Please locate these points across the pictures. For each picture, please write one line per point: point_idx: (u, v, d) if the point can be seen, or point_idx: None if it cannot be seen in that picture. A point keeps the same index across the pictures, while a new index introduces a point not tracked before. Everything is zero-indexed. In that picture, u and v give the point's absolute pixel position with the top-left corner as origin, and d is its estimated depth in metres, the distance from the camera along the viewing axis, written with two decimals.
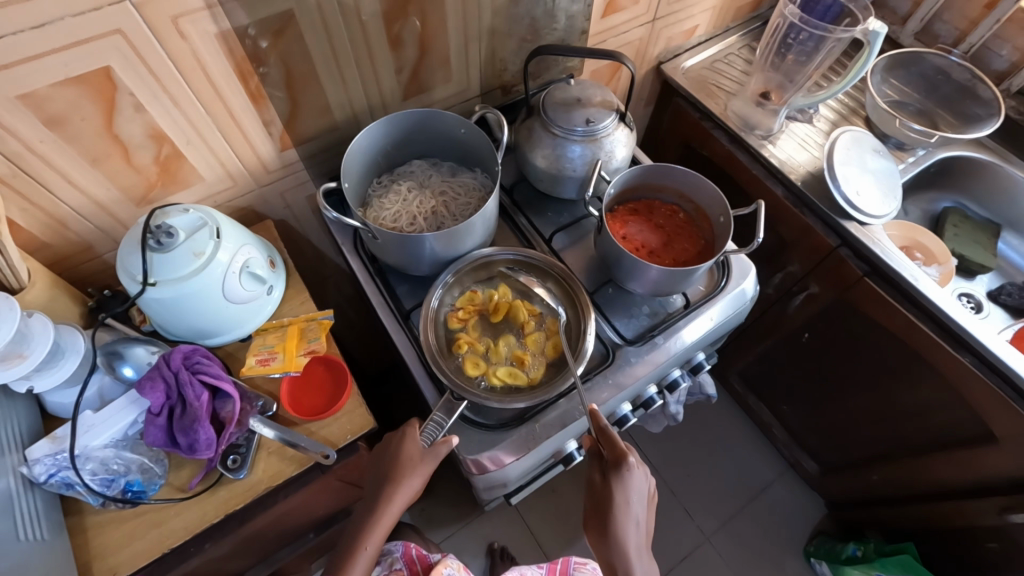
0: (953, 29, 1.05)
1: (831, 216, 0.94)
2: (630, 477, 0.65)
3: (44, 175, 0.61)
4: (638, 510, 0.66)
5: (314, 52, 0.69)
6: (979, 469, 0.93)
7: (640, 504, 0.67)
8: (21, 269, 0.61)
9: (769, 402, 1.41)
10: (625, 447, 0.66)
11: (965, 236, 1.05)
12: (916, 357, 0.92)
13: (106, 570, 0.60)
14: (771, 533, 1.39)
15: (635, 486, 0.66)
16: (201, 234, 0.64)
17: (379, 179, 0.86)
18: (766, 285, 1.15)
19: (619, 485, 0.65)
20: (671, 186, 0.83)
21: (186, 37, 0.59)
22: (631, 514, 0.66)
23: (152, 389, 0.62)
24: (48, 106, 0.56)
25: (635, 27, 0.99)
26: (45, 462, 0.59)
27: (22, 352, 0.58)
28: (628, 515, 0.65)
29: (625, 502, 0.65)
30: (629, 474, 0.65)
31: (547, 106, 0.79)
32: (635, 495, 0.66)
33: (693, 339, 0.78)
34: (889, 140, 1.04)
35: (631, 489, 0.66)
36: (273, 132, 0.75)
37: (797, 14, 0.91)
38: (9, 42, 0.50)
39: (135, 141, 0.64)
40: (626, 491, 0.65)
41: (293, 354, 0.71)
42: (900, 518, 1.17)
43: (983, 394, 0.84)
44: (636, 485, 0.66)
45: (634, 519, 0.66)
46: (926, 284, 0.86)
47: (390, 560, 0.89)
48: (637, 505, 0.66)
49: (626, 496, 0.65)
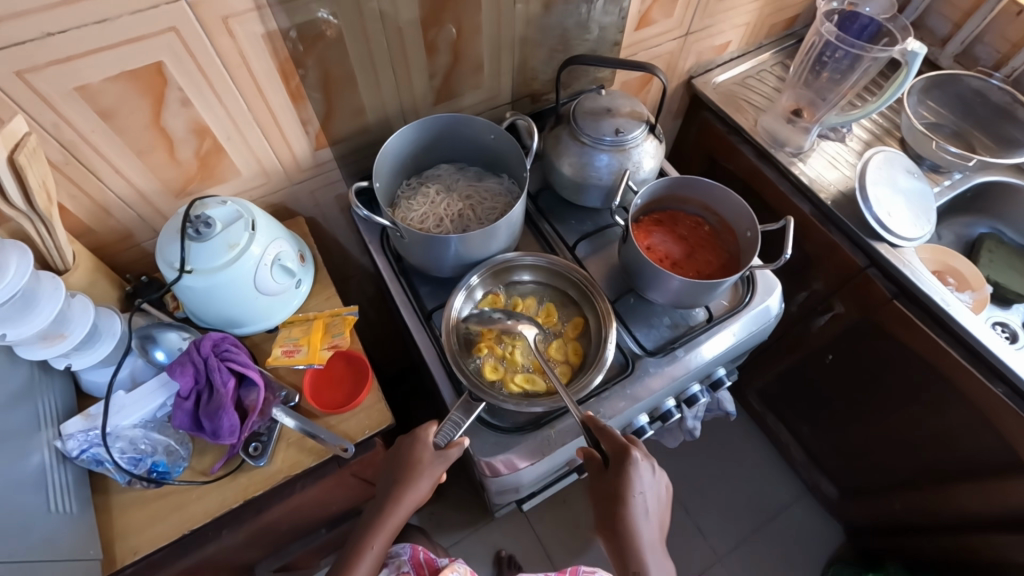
0: (994, 51, 1.03)
1: (859, 236, 0.92)
2: (635, 473, 0.61)
3: (92, 163, 0.64)
4: (649, 505, 0.63)
5: (352, 55, 0.71)
6: (1011, 503, 0.89)
7: (651, 496, 0.63)
8: (66, 252, 0.64)
9: (790, 424, 1.38)
10: (626, 441, 0.63)
11: (1000, 262, 1.02)
12: (946, 385, 0.89)
13: (127, 546, 0.62)
14: (786, 557, 1.36)
15: (643, 480, 0.62)
16: (237, 226, 0.66)
17: (408, 181, 0.88)
18: (790, 304, 1.14)
19: (625, 480, 0.62)
20: (699, 200, 0.83)
21: (234, 37, 0.62)
22: (641, 509, 0.62)
23: (181, 372, 0.64)
24: (102, 98, 0.59)
25: (666, 41, 1.00)
26: (78, 438, 0.61)
27: (64, 331, 0.60)
28: (638, 511, 0.62)
29: (634, 498, 0.62)
30: (635, 469, 0.61)
31: (577, 115, 0.80)
32: (644, 491, 0.62)
33: (713, 354, 0.77)
34: (924, 162, 1.02)
35: (639, 485, 0.62)
36: (309, 132, 0.78)
37: (832, 32, 0.91)
38: (72, 36, 0.53)
39: (180, 135, 0.67)
40: (633, 487, 0.62)
41: (318, 347, 0.73)
42: (922, 549, 1.13)
43: (1016, 425, 0.81)
44: (645, 479, 0.62)
45: (644, 513, 0.63)
46: (958, 310, 0.84)
47: (397, 563, 0.84)
48: (648, 499, 0.63)
49: (634, 493, 0.62)
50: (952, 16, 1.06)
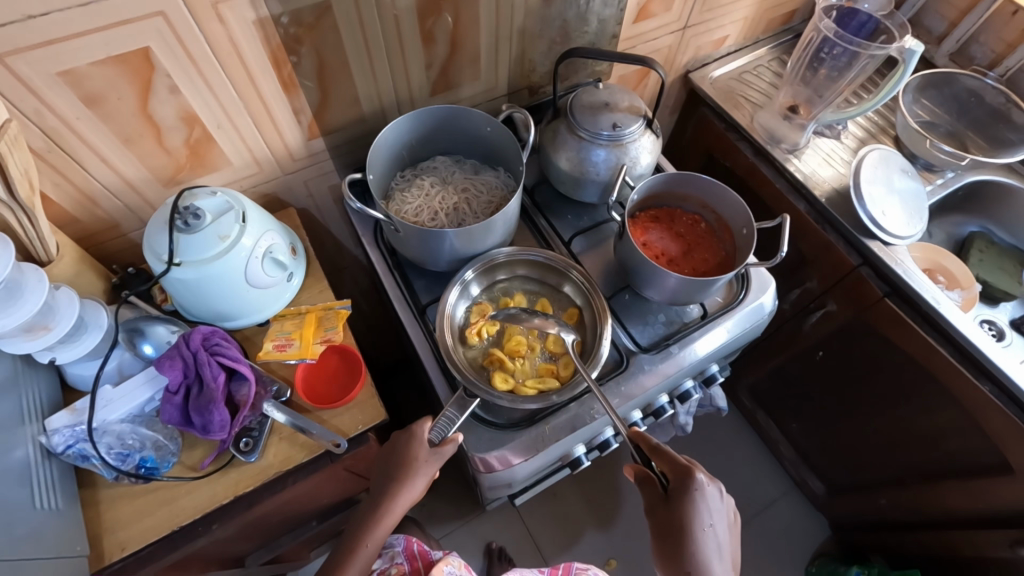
0: (990, 51, 1.03)
1: (853, 235, 0.93)
2: (700, 496, 0.62)
3: (77, 150, 0.62)
4: (717, 536, 0.62)
5: (346, 43, 0.70)
6: (993, 500, 0.91)
7: (719, 526, 0.62)
8: (50, 242, 0.62)
9: (779, 420, 1.39)
10: (688, 464, 0.64)
11: (989, 262, 1.03)
12: (934, 383, 0.90)
13: (115, 543, 0.61)
14: (773, 550, 1.38)
15: (708, 506, 0.62)
16: (227, 217, 0.65)
17: (402, 173, 0.87)
18: (783, 300, 1.14)
19: (692, 505, 0.61)
20: (696, 196, 0.82)
21: (224, 23, 0.60)
22: (710, 539, 0.61)
23: (170, 367, 0.63)
24: (86, 84, 0.57)
25: (665, 35, 0.99)
26: (63, 433, 0.60)
27: (48, 323, 0.59)
28: (706, 542, 0.61)
29: (700, 525, 0.61)
30: (700, 493, 0.62)
31: (575, 108, 0.79)
32: (710, 518, 0.62)
33: (706, 351, 0.77)
34: (917, 161, 1.02)
35: (704, 511, 0.62)
36: (302, 121, 0.76)
37: (831, 29, 0.91)
38: (55, 18, 0.51)
39: (168, 123, 0.65)
40: (699, 512, 0.61)
41: (310, 341, 0.72)
42: (906, 544, 1.15)
43: (1001, 424, 0.82)
44: (710, 504, 0.62)
45: (714, 544, 0.62)
46: (948, 309, 0.85)
47: (390, 554, 0.84)
48: (716, 528, 0.62)
49: (700, 519, 0.61)
50: (949, 15, 1.06)
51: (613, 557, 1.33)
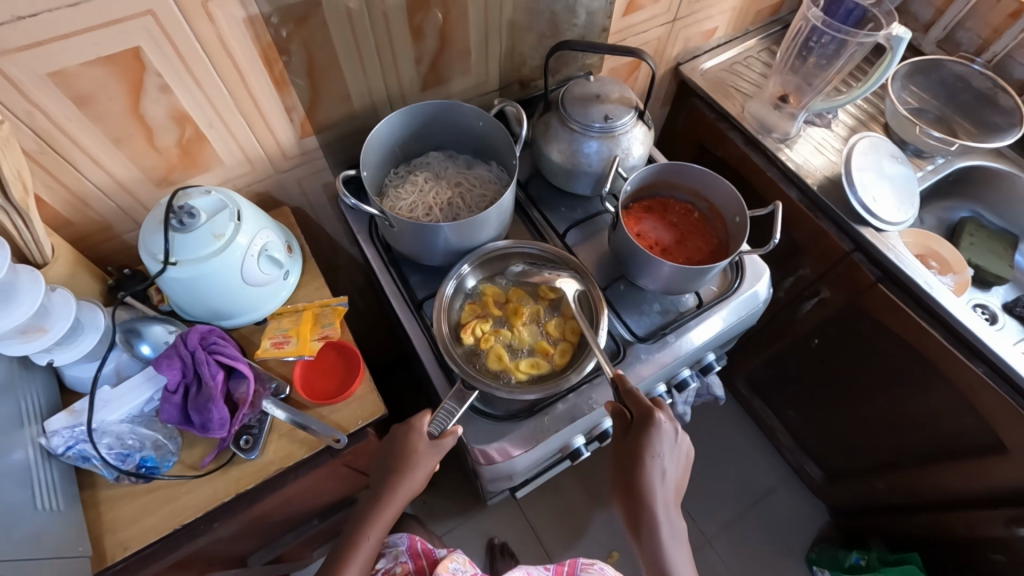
0: (976, 37, 1.04)
1: (845, 221, 0.93)
2: (657, 433, 0.63)
3: (70, 152, 0.62)
4: (666, 465, 0.65)
5: (336, 40, 0.70)
6: (989, 481, 0.92)
7: (667, 459, 0.65)
8: (44, 244, 0.62)
9: (777, 408, 1.40)
10: (651, 405, 0.64)
11: (981, 245, 1.04)
12: (928, 366, 0.91)
13: (117, 542, 0.61)
14: (773, 538, 1.39)
15: (662, 442, 0.64)
16: (222, 216, 0.65)
17: (396, 169, 0.87)
18: (777, 289, 1.15)
19: (647, 441, 0.63)
20: (689, 186, 0.83)
21: (214, 22, 0.60)
22: (658, 468, 0.65)
23: (168, 366, 0.63)
24: (77, 85, 0.57)
25: (654, 27, 1.00)
26: (63, 435, 0.60)
27: (44, 325, 0.59)
28: (653, 470, 0.64)
29: (651, 458, 0.64)
30: (656, 430, 0.63)
31: (566, 101, 0.79)
32: (661, 452, 0.64)
33: (702, 339, 0.78)
34: (907, 148, 1.03)
35: (657, 447, 0.64)
36: (294, 119, 0.76)
37: (819, 17, 0.91)
38: (44, 19, 0.51)
39: (159, 123, 0.65)
40: (652, 448, 0.64)
41: (307, 338, 0.72)
42: (905, 528, 1.16)
43: (994, 404, 0.83)
44: (664, 441, 0.64)
45: (660, 474, 0.65)
46: (940, 292, 0.86)
47: (394, 553, 0.84)
48: (664, 460, 0.65)
49: (651, 453, 0.64)
50: (935, 2, 1.07)
51: (615, 550, 1.33)
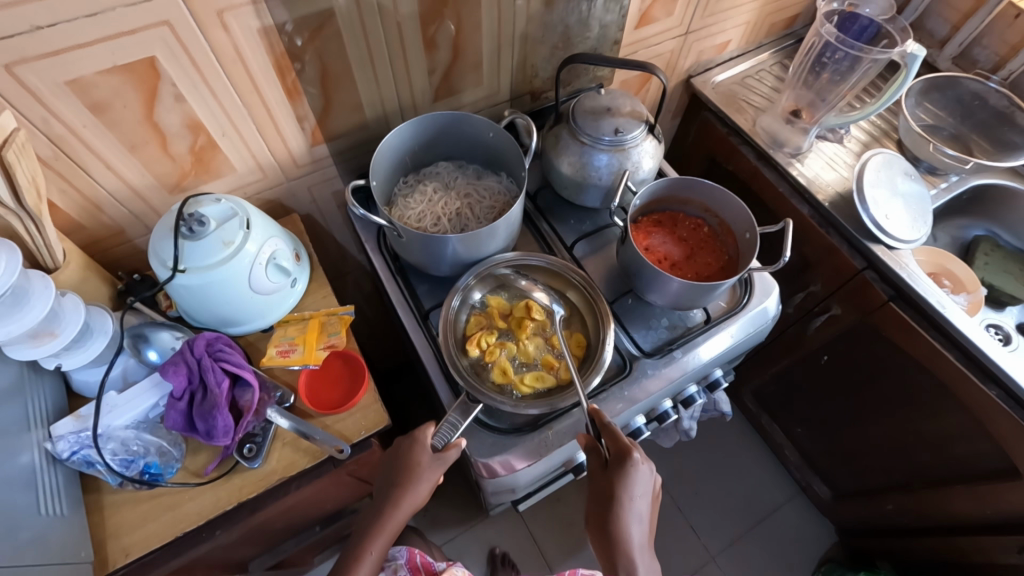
0: (993, 54, 1.03)
1: (856, 238, 0.92)
2: (634, 472, 0.63)
3: (84, 158, 0.62)
4: (642, 506, 0.64)
5: (350, 50, 0.70)
6: (1003, 506, 0.90)
7: (643, 500, 0.64)
8: (56, 249, 0.63)
9: (784, 424, 1.38)
10: (629, 443, 0.64)
11: (995, 265, 1.02)
12: (941, 387, 0.90)
13: (118, 548, 0.61)
14: (779, 557, 1.37)
15: (640, 481, 0.63)
16: (231, 224, 0.65)
17: (405, 179, 0.87)
18: (787, 305, 1.14)
19: (624, 480, 0.63)
20: (699, 200, 0.82)
21: (229, 31, 0.60)
22: (635, 510, 0.63)
23: (175, 373, 0.63)
24: (93, 92, 0.57)
25: (667, 40, 0.99)
26: (68, 439, 0.60)
27: (54, 329, 0.59)
28: (630, 510, 0.63)
29: (628, 497, 0.63)
30: (633, 468, 0.62)
31: (577, 114, 0.79)
32: (639, 491, 0.63)
33: (710, 356, 0.77)
34: (921, 164, 1.02)
35: (635, 486, 0.63)
36: (305, 128, 0.77)
37: (832, 33, 0.91)
38: (62, 28, 0.51)
39: (174, 131, 0.66)
40: (630, 487, 0.63)
41: (313, 347, 0.73)
42: (914, 550, 1.14)
43: (1007, 428, 0.82)
44: (641, 480, 0.63)
45: (636, 516, 0.64)
46: (953, 312, 0.84)
47: (393, 567, 0.83)
48: (641, 502, 0.64)
49: (629, 492, 0.63)
50: (952, 18, 1.06)
51: None
